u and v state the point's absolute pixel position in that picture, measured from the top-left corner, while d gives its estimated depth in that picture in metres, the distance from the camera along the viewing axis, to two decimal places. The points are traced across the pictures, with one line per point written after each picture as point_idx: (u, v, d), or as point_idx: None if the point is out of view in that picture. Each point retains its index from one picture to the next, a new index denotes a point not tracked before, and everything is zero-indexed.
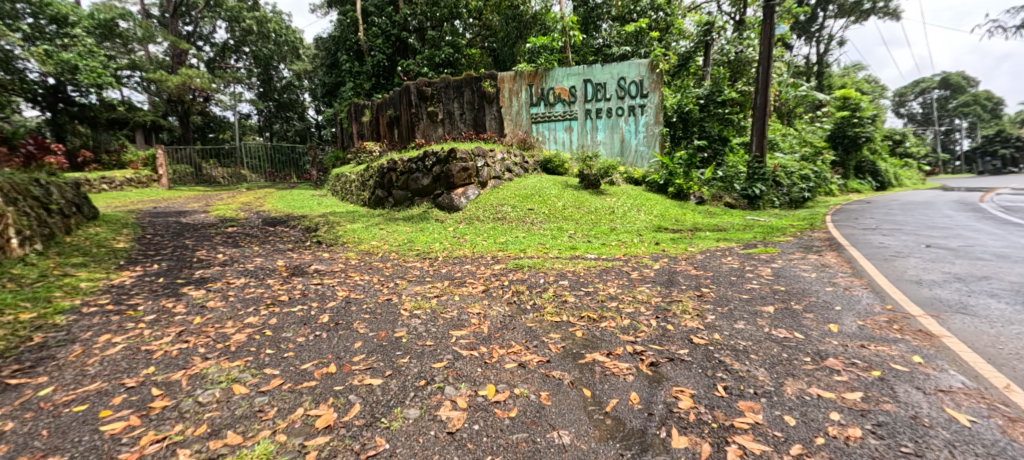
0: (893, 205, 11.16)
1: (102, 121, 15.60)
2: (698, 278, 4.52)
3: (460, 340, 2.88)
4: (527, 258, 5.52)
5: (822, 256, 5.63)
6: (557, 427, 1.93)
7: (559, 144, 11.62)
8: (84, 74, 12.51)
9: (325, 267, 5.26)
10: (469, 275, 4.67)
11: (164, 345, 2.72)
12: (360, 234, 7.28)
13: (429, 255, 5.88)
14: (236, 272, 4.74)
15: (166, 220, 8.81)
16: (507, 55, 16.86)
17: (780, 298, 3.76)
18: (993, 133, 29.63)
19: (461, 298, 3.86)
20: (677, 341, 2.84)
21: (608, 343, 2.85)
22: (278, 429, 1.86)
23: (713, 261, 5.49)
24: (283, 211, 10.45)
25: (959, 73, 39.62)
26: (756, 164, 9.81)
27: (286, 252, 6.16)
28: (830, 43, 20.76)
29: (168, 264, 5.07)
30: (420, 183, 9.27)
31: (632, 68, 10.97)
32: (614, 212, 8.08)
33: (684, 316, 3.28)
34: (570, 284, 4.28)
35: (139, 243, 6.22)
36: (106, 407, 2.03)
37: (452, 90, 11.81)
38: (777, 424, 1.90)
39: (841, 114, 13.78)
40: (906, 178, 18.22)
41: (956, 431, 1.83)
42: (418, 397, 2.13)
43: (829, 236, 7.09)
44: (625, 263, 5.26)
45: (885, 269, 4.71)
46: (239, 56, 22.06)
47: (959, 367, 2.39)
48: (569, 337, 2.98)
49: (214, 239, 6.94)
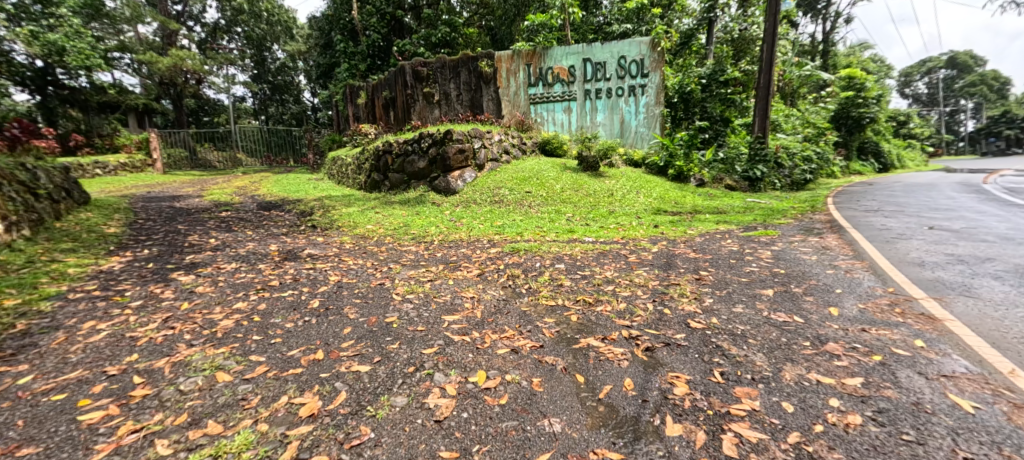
0: (894, 187, 11.06)
1: (93, 105, 15.58)
2: (696, 261, 4.46)
3: (452, 326, 2.82)
4: (524, 241, 5.46)
5: (823, 238, 5.55)
6: (548, 415, 1.88)
7: (558, 125, 11.44)
8: (72, 55, 12.22)
9: (318, 252, 5.19)
10: (464, 259, 4.61)
11: (149, 331, 2.66)
12: (355, 218, 7.19)
13: (424, 239, 5.80)
14: (228, 256, 4.67)
15: (159, 205, 8.73)
16: (506, 34, 16.63)
17: (781, 282, 3.68)
18: (998, 114, 29.31)
19: (455, 282, 3.80)
20: (674, 325, 2.78)
21: (603, 328, 2.79)
22: (260, 418, 1.80)
23: (712, 243, 5.41)
24: (278, 195, 10.34)
25: (966, 52, 39.10)
26: (758, 144, 9.73)
27: (280, 236, 6.09)
28: (837, 21, 20.33)
29: (159, 249, 5.00)
30: (416, 166, 9.15)
31: (632, 46, 10.74)
32: (613, 195, 7.98)
33: (681, 300, 3.22)
34: (566, 267, 4.21)
35: (131, 228, 6.15)
36: (86, 396, 1.97)
37: (448, 70, 11.50)
38: (775, 412, 1.84)
39: (845, 93, 13.55)
40: (910, 160, 18.06)
41: (960, 418, 1.78)
42: (407, 384, 2.08)
43: (830, 218, 6.99)
44: (623, 246, 5.18)
45: (887, 251, 4.63)
46: (231, 37, 21.63)
47: (962, 352, 2.33)
48: (563, 321, 2.93)
49: (208, 223, 6.86)
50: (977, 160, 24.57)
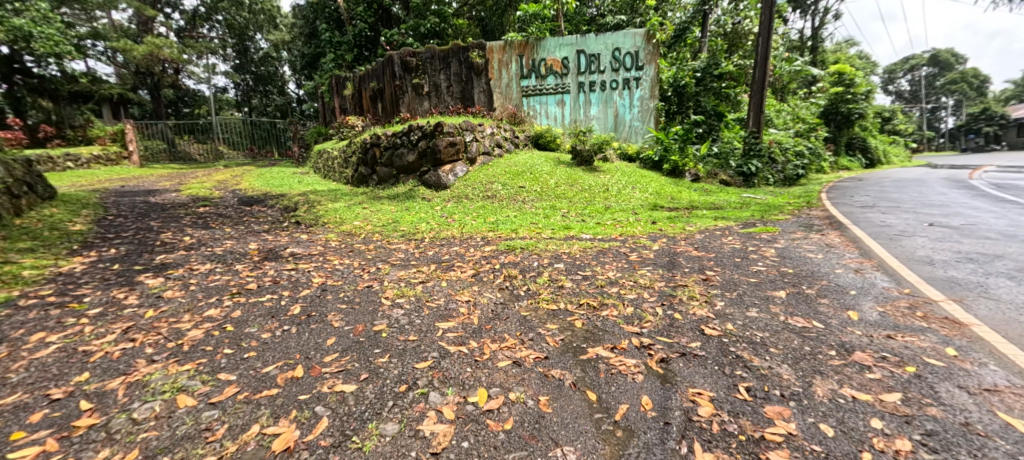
0: (884, 182, 11.07)
1: (64, 95, 14.97)
2: (699, 260, 4.28)
3: (447, 334, 2.58)
4: (519, 238, 5.24)
5: (825, 235, 5.40)
6: (560, 443, 1.66)
7: (551, 118, 11.22)
8: (40, 42, 11.66)
9: (301, 250, 4.91)
10: (457, 258, 4.37)
11: (106, 345, 2.42)
12: (341, 214, 6.89)
13: (414, 236, 5.54)
14: (202, 256, 4.38)
15: (132, 200, 8.36)
16: (496, 25, 16.34)
17: (791, 282, 3.50)
18: (978, 111, 29.77)
19: (449, 284, 3.56)
20: (687, 332, 2.57)
21: (611, 335, 2.58)
22: (225, 454, 1.55)
23: (713, 241, 5.24)
24: (259, 189, 9.98)
25: (948, 50, 39.71)
26: (753, 139, 9.62)
27: (261, 234, 5.78)
28: (825, 16, 20.40)
29: (127, 248, 4.70)
30: (405, 159, 8.82)
31: (627, 38, 10.54)
32: (608, 190, 7.78)
33: (691, 303, 3.01)
34: (566, 267, 3.99)
35: (99, 225, 5.82)
36: (21, 427, 1.72)
37: (438, 60, 11.11)
38: (813, 436, 1.65)
39: (835, 89, 13.56)
40: (894, 156, 18.30)
41: (1018, 442, 1.60)
42: (398, 406, 1.84)
43: (827, 214, 6.88)
44: (623, 244, 4.98)
45: (893, 248, 4.48)
46: (211, 25, 20.91)
47: (999, 361, 2.15)
48: (567, 328, 2.72)
49: (183, 219, 6.51)
50: (934, 157, 23.82)
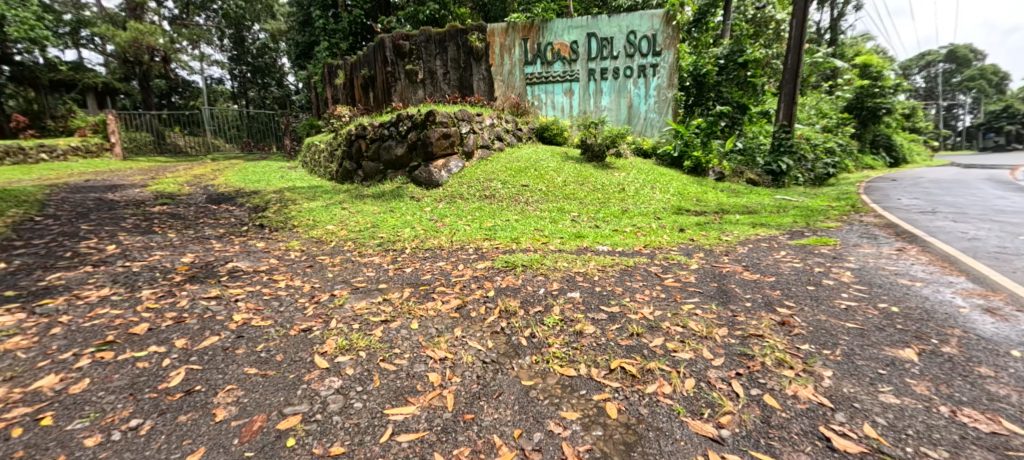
0: (923, 182, 10.02)
1: (45, 83, 14.37)
2: (759, 287, 3.22)
3: (398, 440, 1.57)
4: (521, 251, 4.19)
5: (902, 250, 4.33)
6: None
7: (557, 109, 10.19)
8: (13, 26, 10.79)
9: (246, 265, 3.87)
10: (440, 280, 3.34)
11: None
12: (315, 215, 5.89)
13: (393, 246, 4.51)
14: (108, 275, 3.35)
15: (84, 197, 7.29)
16: (500, 9, 15.46)
17: (912, 332, 2.42)
18: (1000, 109, 28.37)
19: (421, 325, 2.53)
20: (800, 445, 1.52)
21: (670, 444, 1.56)
22: None
23: (763, 257, 4.16)
24: (234, 185, 8.97)
25: (967, 45, 38.29)
26: (782, 134, 8.48)
27: (209, 241, 4.75)
28: (846, 7, 19.24)
29: (23, 262, 3.68)
30: (393, 152, 7.78)
31: (643, 20, 9.51)
32: (624, 190, 6.72)
33: (783, 375, 1.94)
34: (584, 296, 2.95)
35: (15, 230, 4.82)
36: None
37: (434, 44, 9.98)
38: None
39: (862, 82, 12.20)
40: (917, 154, 17.09)
41: None
42: None
43: (885, 222, 5.83)
44: (650, 260, 3.92)
45: (1011, 273, 3.41)
46: (206, 14, 19.79)
47: None
48: (595, 421, 1.69)
49: (125, 221, 5.47)
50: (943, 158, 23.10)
